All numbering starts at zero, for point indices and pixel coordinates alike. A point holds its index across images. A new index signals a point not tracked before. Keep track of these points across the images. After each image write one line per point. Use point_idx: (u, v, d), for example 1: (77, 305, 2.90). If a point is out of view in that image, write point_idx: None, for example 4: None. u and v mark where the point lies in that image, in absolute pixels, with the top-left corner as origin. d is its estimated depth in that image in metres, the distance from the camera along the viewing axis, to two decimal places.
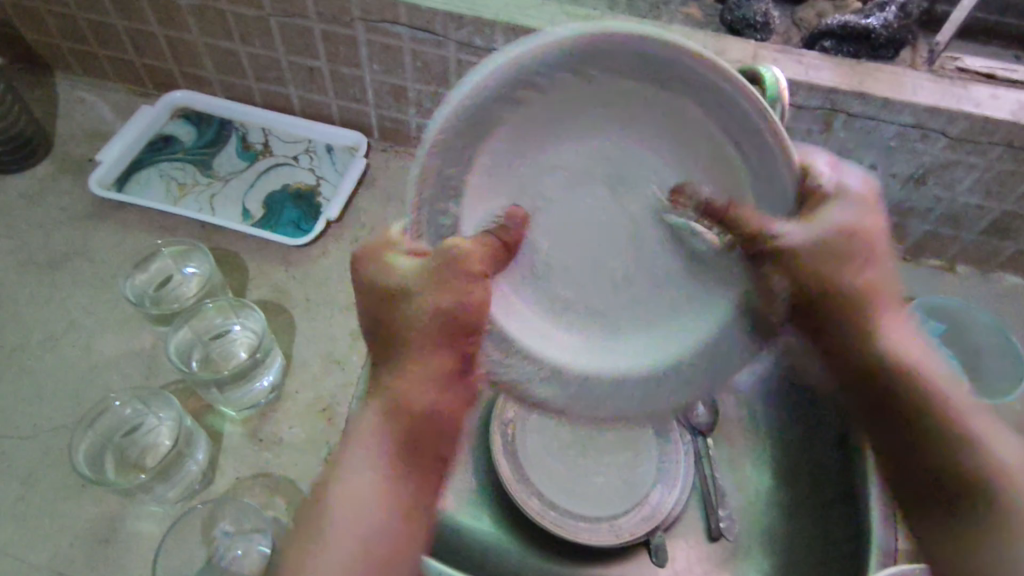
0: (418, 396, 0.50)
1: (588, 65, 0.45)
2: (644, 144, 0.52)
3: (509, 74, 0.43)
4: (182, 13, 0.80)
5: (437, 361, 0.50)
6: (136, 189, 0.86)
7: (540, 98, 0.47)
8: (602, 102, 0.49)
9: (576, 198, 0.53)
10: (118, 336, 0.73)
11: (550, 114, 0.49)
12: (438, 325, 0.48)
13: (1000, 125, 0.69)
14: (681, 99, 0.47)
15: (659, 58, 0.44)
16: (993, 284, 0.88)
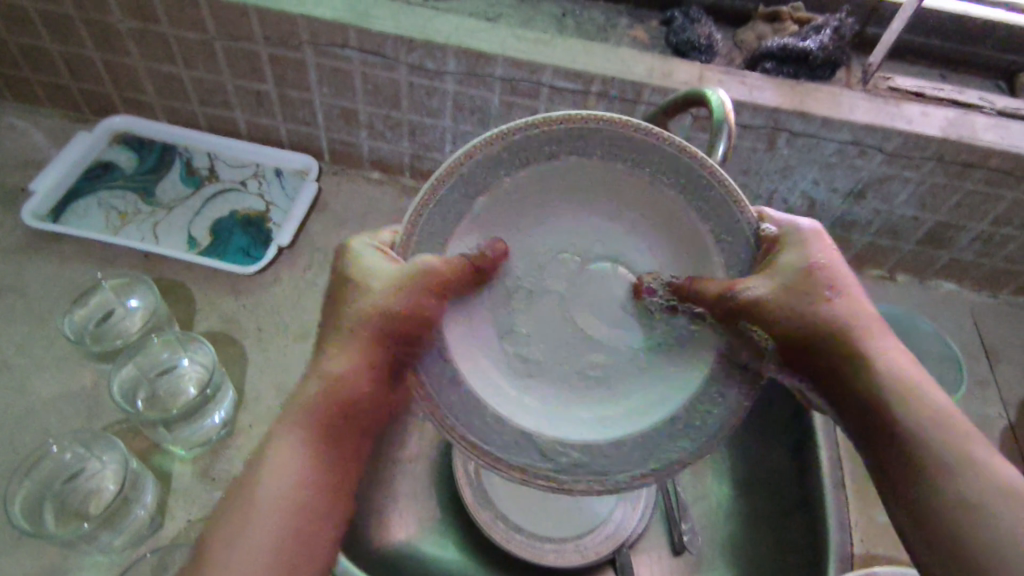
0: (347, 378, 0.52)
1: (545, 147, 0.50)
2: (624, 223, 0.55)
3: (488, 160, 0.49)
4: (120, 36, 0.77)
5: (360, 350, 0.51)
6: (74, 219, 0.82)
7: (501, 192, 0.52)
8: (571, 189, 0.54)
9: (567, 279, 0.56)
10: (56, 375, 0.69)
11: (515, 210, 0.54)
12: (389, 335, 0.50)
13: (932, 141, 0.73)
14: (632, 173, 0.51)
15: (605, 134, 0.49)
16: (930, 291, 0.92)
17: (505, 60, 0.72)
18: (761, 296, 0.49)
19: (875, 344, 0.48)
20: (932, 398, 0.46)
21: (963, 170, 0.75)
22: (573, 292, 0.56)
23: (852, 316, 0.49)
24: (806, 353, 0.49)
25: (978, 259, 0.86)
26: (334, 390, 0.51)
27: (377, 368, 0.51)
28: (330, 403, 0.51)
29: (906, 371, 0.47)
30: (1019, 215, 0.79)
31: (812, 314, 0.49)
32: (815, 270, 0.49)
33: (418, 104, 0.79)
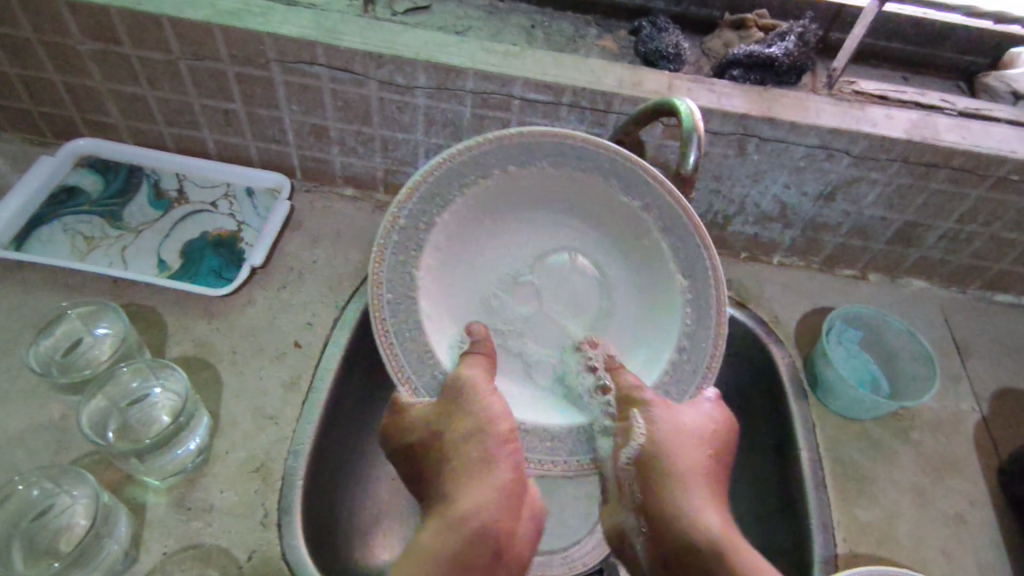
0: (473, 504, 0.51)
1: (545, 160, 0.63)
2: (569, 231, 0.69)
3: (467, 168, 0.61)
4: (81, 58, 0.76)
5: (485, 480, 0.53)
6: (38, 246, 0.80)
7: (480, 198, 0.64)
8: (550, 203, 0.67)
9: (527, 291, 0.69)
10: (21, 408, 0.67)
11: (496, 208, 0.66)
12: (468, 459, 0.54)
13: (897, 142, 0.74)
14: (612, 191, 0.64)
15: (573, 150, 0.62)
16: (901, 289, 0.93)
17: (475, 73, 0.72)
18: (649, 434, 0.57)
19: (687, 497, 0.54)
20: (754, 559, 0.49)
21: (928, 170, 0.76)
22: (541, 290, 0.69)
23: (710, 488, 0.56)
24: (648, 491, 0.55)
25: (946, 257, 0.88)
26: (457, 522, 0.50)
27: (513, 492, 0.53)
28: (455, 531, 0.49)
29: (739, 540, 0.51)
30: (984, 212, 0.81)
31: (660, 455, 0.56)
32: (674, 432, 0.58)
33: (389, 119, 0.79)
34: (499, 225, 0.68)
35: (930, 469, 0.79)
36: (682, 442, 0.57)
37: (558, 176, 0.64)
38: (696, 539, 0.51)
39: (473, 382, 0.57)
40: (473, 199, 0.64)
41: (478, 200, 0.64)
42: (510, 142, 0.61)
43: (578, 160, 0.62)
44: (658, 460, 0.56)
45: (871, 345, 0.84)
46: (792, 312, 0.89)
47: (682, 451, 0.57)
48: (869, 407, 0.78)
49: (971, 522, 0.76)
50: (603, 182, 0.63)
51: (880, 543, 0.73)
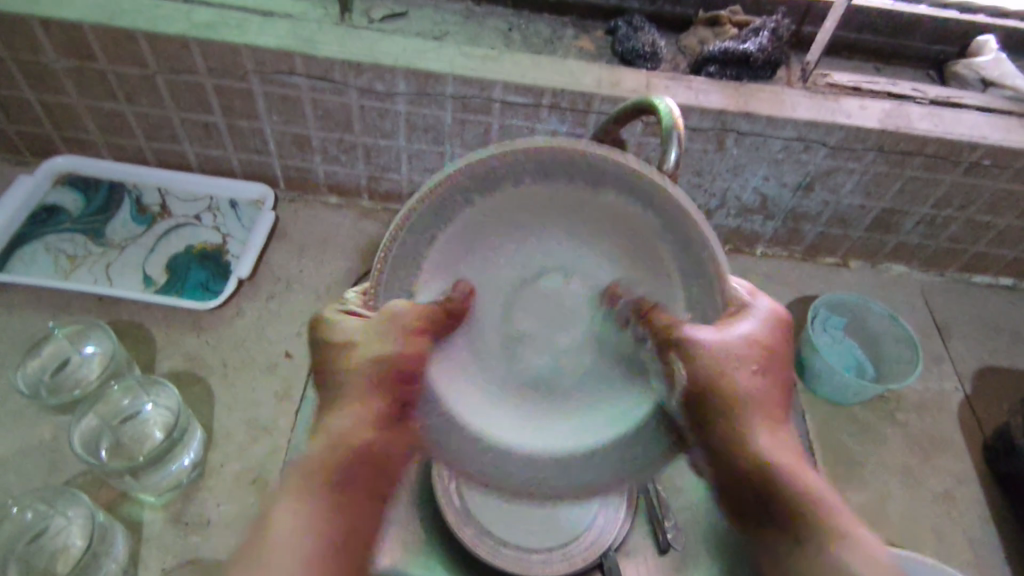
0: (345, 428, 0.47)
1: (532, 178, 0.47)
2: (587, 235, 0.51)
3: (445, 206, 0.47)
4: (56, 75, 0.75)
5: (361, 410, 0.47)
6: (20, 266, 0.80)
7: (486, 203, 0.48)
8: (544, 205, 0.49)
9: (532, 298, 0.52)
10: (10, 430, 0.67)
11: (499, 215, 0.49)
12: (361, 379, 0.48)
13: (871, 132, 0.76)
14: (609, 208, 0.49)
15: (572, 168, 0.47)
16: (882, 274, 0.95)
17: (455, 78, 0.72)
18: (692, 373, 0.47)
19: (797, 476, 0.46)
20: (831, 499, 0.46)
21: (902, 157, 0.78)
22: (534, 306, 0.52)
23: (777, 438, 0.48)
24: (704, 424, 0.48)
25: (924, 241, 0.90)
26: (339, 444, 0.47)
27: (379, 418, 0.48)
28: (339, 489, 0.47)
29: (813, 480, 0.46)
30: (958, 197, 0.82)
31: (722, 379, 0.47)
32: (744, 346, 0.47)
33: (371, 126, 0.79)
34: (511, 226, 0.50)
35: (916, 450, 0.81)
36: (745, 380, 0.47)
37: (559, 185, 0.48)
38: (771, 472, 0.46)
39: (385, 353, 0.47)
40: (469, 215, 0.49)
41: (481, 216, 0.49)
42: (481, 164, 0.45)
43: (591, 181, 0.47)
44: (725, 392, 0.47)
45: (855, 329, 0.86)
46: (776, 302, 0.91)
47: (742, 381, 0.47)
48: (855, 391, 0.79)
49: (958, 499, 0.78)
50: (596, 200, 0.48)
51: (871, 525, 0.74)
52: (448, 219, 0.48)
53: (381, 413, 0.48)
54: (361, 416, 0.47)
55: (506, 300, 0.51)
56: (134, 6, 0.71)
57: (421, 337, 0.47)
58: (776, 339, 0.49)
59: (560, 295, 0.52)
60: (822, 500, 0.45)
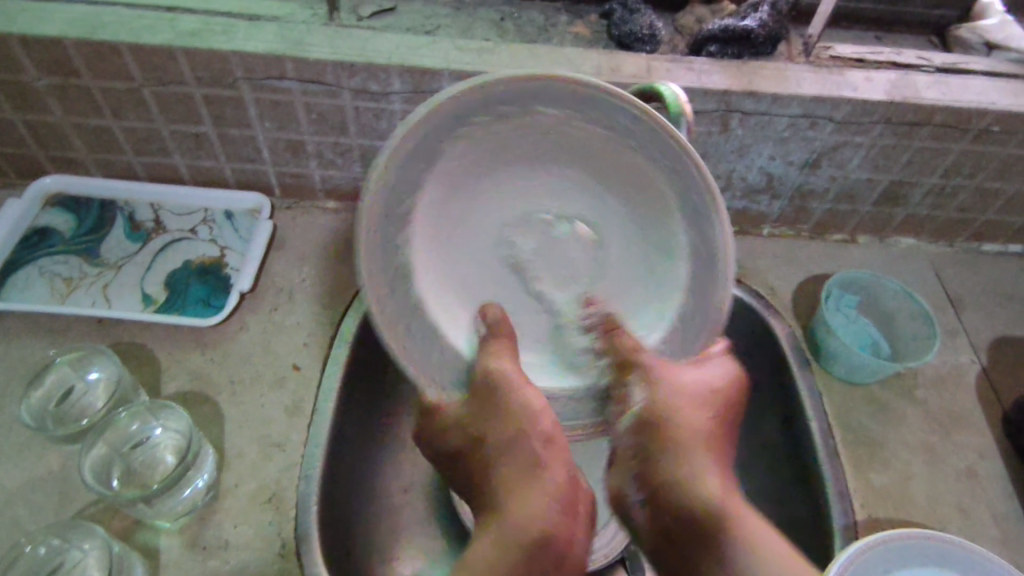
0: (534, 512, 0.52)
1: (536, 103, 0.54)
2: (564, 168, 0.61)
3: (466, 113, 0.54)
4: (39, 94, 0.73)
5: (541, 484, 0.54)
6: (13, 292, 0.77)
7: (492, 133, 0.57)
8: (552, 155, 0.60)
9: (538, 244, 0.63)
10: (18, 462, 0.65)
11: (502, 155, 0.59)
12: (490, 402, 0.56)
13: (878, 105, 0.74)
14: (611, 137, 0.57)
15: (545, 93, 0.53)
16: (891, 248, 0.94)
17: (450, 73, 0.70)
18: (649, 397, 0.57)
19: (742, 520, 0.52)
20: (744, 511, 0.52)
21: (910, 129, 0.77)
22: (540, 246, 0.63)
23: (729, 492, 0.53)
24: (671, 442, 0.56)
25: (933, 213, 0.89)
26: (520, 530, 0.50)
27: (571, 497, 0.54)
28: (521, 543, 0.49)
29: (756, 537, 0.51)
30: (967, 165, 0.81)
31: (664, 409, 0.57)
32: (681, 395, 0.58)
33: (366, 127, 0.77)
34: (503, 171, 0.61)
35: (937, 426, 0.80)
36: (681, 416, 0.57)
37: (528, 121, 0.56)
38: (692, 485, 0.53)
39: (506, 368, 0.57)
40: (458, 150, 0.56)
41: (470, 151, 0.57)
42: (497, 98, 0.53)
43: (552, 108, 0.55)
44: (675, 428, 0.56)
45: (867, 307, 0.85)
46: (786, 282, 0.89)
47: (685, 420, 0.57)
48: (873, 369, 0.78)
49: (983, 473, 0.77)
50: (572, 122, 0.56)
51: (896, 505, 0.74)
52: (466, 124, 0.55)
53: (566, 495, 0.54)
54: (546, 499, 0.53)
55: (504, 244, 0.63)
56: (116, 17, 0.68)
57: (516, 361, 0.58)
58: (716, 395, 0.59)
59: (561, 242, 0.63)
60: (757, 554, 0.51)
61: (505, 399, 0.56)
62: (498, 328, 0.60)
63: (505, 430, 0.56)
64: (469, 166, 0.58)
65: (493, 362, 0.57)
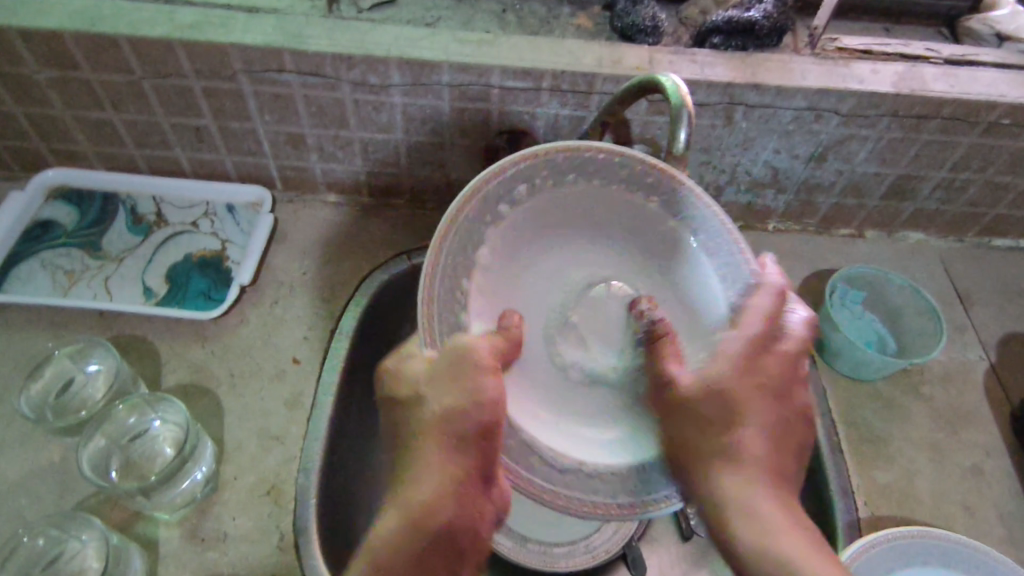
0: (429, 500, 0.50)
1: (519, 181, 0.57)
2: (592, 236, 0.62)
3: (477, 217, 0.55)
4: (40, 87, 0.73)
5: (445, 465, 0.50)
6: (17, 285, 0.78)
7: (520, 212, 0.59)
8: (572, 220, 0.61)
9: (586, 314, 0.61)
10: (20, 453, 0.65)
11: (524, 235, 0.60)
12: (454, 373, 0.50)
13: (885, 97, 0.73)
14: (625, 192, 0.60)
15: (563, 162, 0.57)
16: (899, 243, 0.93)
17: (450, 65, 0.70)
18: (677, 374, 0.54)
19: (752, 482, 0.51)
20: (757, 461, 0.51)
21: (918, 122, 0.75)
22: (579, 321, 0.61)
23: (771, 438, 0.52)
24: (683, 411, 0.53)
25: (941, 207, 0.87)
26: (415, 519, 0.50)
27: (462, 485, 0.50)
28: (411, 523, 0.50)
29: (776, 514, 0.50)
30: (977, 159, 0.80)
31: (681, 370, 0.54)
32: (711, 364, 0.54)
33: (366, 120, 0.76)
34: (537, 249, 0.61)
35: (943, 423, 0.79)
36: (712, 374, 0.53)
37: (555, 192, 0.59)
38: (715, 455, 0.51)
39: (474, 346, 0.50)
40: (498, 238, 0.58)
41: (507, 233, 0.59)
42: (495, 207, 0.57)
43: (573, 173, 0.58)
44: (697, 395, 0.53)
45: (871, 303, 0.84)
46: (791, 277, 0.88)
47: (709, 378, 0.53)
48: (877, 366, 0.77)
49: (990, 472, 0.76)
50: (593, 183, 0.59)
51: (900, 503, 0.73)
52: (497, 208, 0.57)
53: (459, 475, 0.50)
54: (444, 491, 0.50)
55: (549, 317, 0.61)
56: (116, 10, 0.68)
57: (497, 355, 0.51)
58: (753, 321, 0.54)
59: (604, 310, 0.62)
60: (772, 542, 0.48)
61: (466, 384, 0.50)
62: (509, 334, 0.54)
63: (452, 403, 0.50)
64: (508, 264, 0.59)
65: (462, 340, 0.51)
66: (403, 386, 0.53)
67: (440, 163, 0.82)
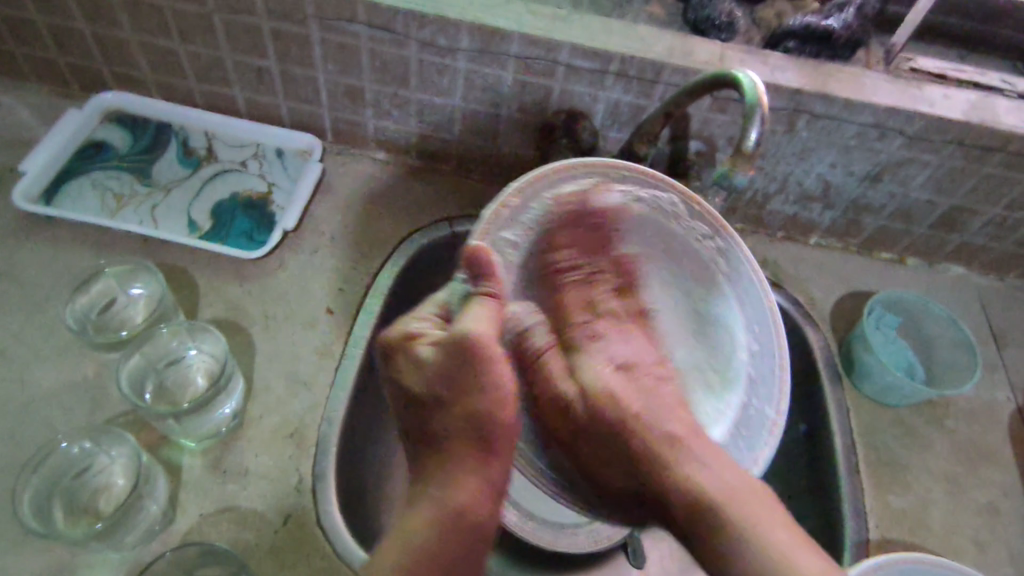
0: (465, 501, 0.54)
1: (536, 200, 0.59)
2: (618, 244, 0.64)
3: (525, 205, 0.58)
4: (112, 8, 0.73)
5: (474, 465, 0.55)
6: (66, 201, 0.79)
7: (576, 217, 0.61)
8: (623, 234, 0.64)
9: (590, 283, 0.63)
10: (56, 365, 0.67)
11: (595, 229, 0.62)
12: (461, 377, 0.53)
13: (954, 124, 0.72)
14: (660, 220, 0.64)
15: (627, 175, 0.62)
16: (940, 274, 0.92)
17: (521, 37, 0.69)
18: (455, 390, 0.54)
19: (693, 459, 0.55)
20: (716, 482, 0.54)
21: (982, 154, 0.74)
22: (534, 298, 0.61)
23: (682, 426, 0.57)
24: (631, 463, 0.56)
25: (989, 243, 0.86)
26: (452, 517, 0.53)
27: (500, 489, 0.56)
28: (442, 523, 0.53)
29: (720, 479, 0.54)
30: None
31: (466, 403, 0.54)
32: (489, 395, 0.53)
33: (428, 82, 0.76)
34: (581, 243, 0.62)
35: (962, 457, 0.78)
36: (498, 407, 0.53)
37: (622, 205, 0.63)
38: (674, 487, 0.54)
39: (481, 335, 0.50)
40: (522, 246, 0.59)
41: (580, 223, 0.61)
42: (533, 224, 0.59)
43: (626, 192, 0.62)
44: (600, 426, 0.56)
45: (907, 329, 0.84)
46: (828, 294, 0.88)
47: (483, 413, 0.53)
48: (906, 393, 0.77)
49: (1003, 511, 0.76)
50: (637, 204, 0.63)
51: (911, 530, 0.73)
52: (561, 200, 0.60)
53: (496, 480, 0.55)
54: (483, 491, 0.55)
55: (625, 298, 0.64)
56: None
57: (495, 325, 0.51)
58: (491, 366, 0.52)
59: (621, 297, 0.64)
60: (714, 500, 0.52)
61: (473, 373, 0.52)
62: (488, 283, 0.52)
63: (478, 409, 0.53)
64: (527, 262, 0.60)
65: (460, 327, 0.51)
66: (419, 382, 0.54)
67: (492, 135, 0.82)
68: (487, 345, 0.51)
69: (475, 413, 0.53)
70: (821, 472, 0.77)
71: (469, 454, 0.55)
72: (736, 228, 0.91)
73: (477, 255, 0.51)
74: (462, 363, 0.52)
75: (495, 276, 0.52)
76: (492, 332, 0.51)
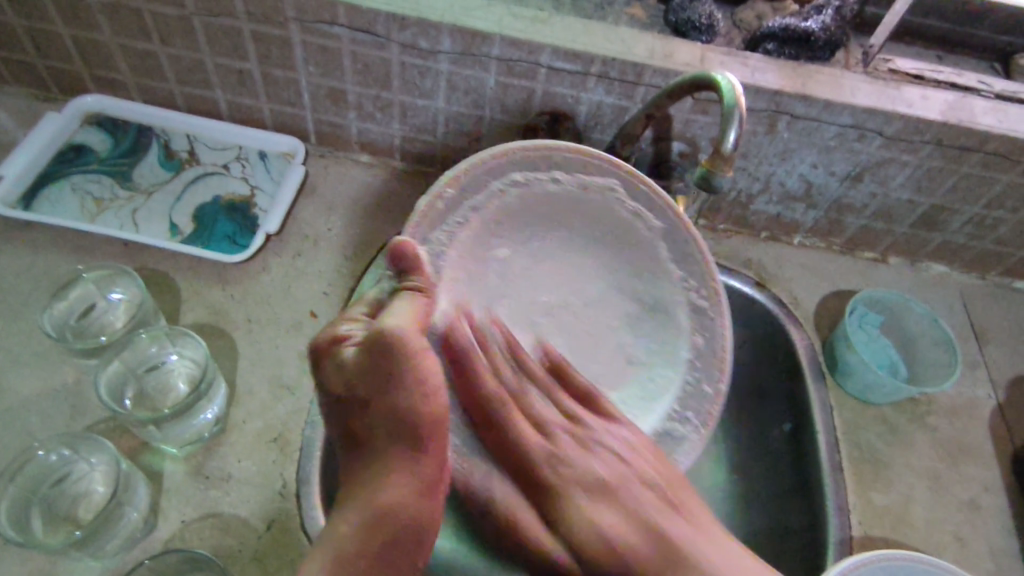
0: (395, 496, 0.44)
1: (498, 180, 0.59)
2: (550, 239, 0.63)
3: (481, 188, 0.58)
4: (89, 10, 0.73)
5: (404, 465, 0.46)
6: (46, 205, 0.79)
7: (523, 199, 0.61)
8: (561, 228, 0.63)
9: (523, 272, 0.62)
10: (36, 372, 0.66)
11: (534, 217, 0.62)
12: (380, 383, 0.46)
13: (932, 124, 0.72)
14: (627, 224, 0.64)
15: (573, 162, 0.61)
16: (921, 272, 0.92)
17: (502, 39, 0.69)
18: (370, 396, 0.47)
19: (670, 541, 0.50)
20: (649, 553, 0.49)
21: (960, 154, 0.75)
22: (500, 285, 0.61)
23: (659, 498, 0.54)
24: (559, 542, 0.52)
25: (968, 242, 0.87)
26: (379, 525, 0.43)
27: (433, 485, 0.47)
28: (368, 525, 0.42)
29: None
30: (1012, 198, 0.79)
31: (381, 397, 0.46)
32: (410, 387, 0.46)
33: (410, 84, 0.76)
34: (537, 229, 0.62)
35: (943, 454, 0.79)
36: (423, 401, 0.46)
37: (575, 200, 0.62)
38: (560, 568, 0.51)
39: (402, 325, 0.45)
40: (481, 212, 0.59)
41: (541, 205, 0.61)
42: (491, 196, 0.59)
43: (589, 174, 0.61)
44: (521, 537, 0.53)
45: (888, 328, 0.85)
46: (811, 294, 0.88)
47: (408, 408, 0.46)
48: (887, 390, 0.78)
49: (984, 507, 0.77)
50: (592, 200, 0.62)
51: (893, 527, 0.74)
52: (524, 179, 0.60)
53: (428, 480, 0.46)
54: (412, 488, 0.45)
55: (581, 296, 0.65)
56: None
57: (420, 321, 0.48)
58: (416, 354, 0.46)
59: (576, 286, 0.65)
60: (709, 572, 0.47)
61: (395, 369, 0.45)
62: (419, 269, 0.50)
63: (399, 405, 0.46)
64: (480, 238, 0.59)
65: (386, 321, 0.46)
66: (342, 384, 0.47)
67: (476, 137, 0.82)
68: (408, 332, 0.45)
69: (394, 416, 0.46)
70: (804, 470, 0.78)
71: (395, 470, 0.46)
72: (720, 229, 0.91)
73: (404, 247, 0.49)
74: (383, 355, 0.45)
75: (415, 257, 0.50)
76: (412, 316, 0.47)
